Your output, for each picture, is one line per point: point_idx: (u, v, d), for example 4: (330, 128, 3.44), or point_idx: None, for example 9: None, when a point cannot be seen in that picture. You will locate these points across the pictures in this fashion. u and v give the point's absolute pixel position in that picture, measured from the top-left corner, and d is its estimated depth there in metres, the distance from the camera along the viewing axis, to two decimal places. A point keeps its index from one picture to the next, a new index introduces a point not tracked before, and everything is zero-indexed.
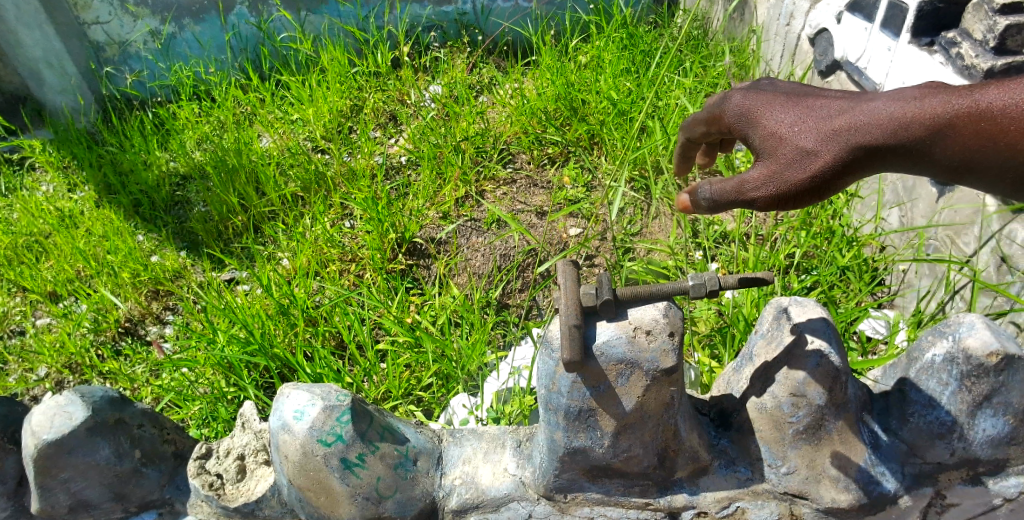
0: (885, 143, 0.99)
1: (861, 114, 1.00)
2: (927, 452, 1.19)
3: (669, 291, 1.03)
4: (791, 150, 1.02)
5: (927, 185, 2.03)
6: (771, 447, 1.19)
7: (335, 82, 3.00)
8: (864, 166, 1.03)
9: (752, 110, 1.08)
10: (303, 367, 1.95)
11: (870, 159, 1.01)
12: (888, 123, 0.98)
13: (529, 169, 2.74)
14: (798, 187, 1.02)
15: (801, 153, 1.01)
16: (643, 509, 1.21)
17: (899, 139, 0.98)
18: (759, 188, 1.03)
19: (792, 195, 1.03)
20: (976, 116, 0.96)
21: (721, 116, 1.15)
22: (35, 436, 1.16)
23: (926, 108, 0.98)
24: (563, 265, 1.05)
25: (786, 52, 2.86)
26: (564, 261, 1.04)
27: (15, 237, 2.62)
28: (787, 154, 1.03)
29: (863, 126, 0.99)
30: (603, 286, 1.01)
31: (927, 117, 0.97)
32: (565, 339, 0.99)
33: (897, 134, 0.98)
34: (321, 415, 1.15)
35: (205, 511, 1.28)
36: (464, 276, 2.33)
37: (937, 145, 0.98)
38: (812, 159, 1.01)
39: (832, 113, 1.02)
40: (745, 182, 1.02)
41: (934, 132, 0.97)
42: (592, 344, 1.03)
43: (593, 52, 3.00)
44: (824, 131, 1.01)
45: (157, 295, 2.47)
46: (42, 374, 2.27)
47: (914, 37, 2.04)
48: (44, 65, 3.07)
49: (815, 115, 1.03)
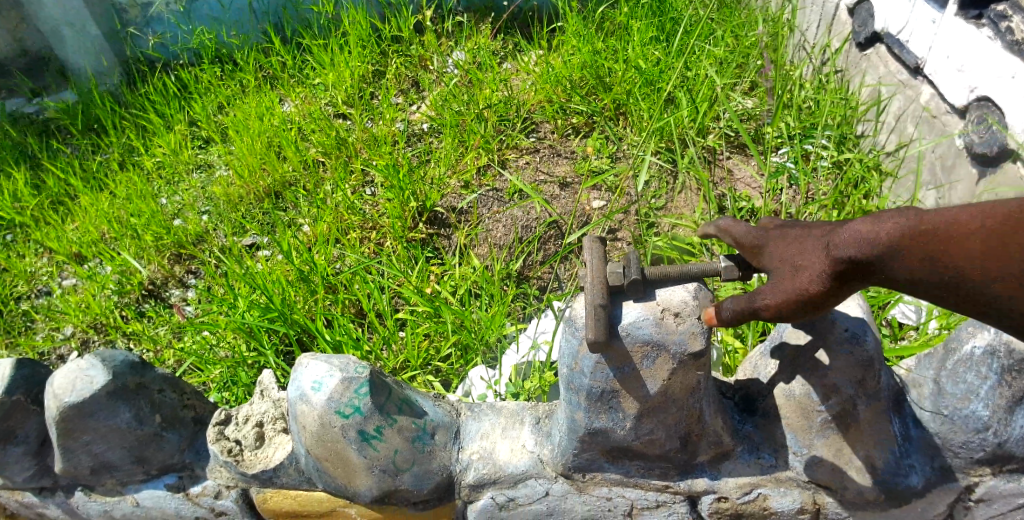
0: (865, 258, 0.84)
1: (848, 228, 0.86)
2: (960, 446, 1.14)
3: (702, 269, 1.00)
4: (782, 269, 0.91)
5: (968, 165, 2.01)
6: (798, 435, 1.17)
7: (357, 46, 2.94)
8: (858, 284, 0.88)
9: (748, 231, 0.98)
10: (322, 334, 1.95)
11: (862, 277, 0.86)
12: (861, 237, 0.84)
13: (553, 139, 2.68)
14: (793, 303, 0.89)
15: (792, 271, 0.89)
16: (662, 491, 1.20)
17: (876, 254, 0.83)
18: (757, 307, 0.91)
19: (791, 312, 0.90)
20: (953, 230, 0.79)
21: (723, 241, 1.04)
22: (57, 399, 1.17)
23: (897, 221, 0.83)
24: (589, 240, 1.00)
25: (824, 22, 2.75)
26: (591, 237, 1.00)
27: (41, 198, 2.64)
28: (779, 273, 0.91)
29: (843, 240, 0.85)
30: (632, 263, 0.97)
31: (899, 230, 0.82)
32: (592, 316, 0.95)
33: (875, 248, 0.83)
34: (339, 386, 1.14)
35: (225, 476, 1.29)
36: (485, 247, 2.30)
37: (924, 261, 0.81)
38: (801, 276, 0.88)
39: (823, 229, 0.90)
40: (746, 298, 0.92)
41: (908, 245, 0.82)
42: (618, 322, 1.00)
43: (621, 20, 2.90)
44: (812, 248, 0.88)
45: (180, 258, 2.47)
46: (68, 334, 2.30)
47: (962, 10, 1.94)
48: (66, 25, 3.06)
49: (806, 233, 0.91)
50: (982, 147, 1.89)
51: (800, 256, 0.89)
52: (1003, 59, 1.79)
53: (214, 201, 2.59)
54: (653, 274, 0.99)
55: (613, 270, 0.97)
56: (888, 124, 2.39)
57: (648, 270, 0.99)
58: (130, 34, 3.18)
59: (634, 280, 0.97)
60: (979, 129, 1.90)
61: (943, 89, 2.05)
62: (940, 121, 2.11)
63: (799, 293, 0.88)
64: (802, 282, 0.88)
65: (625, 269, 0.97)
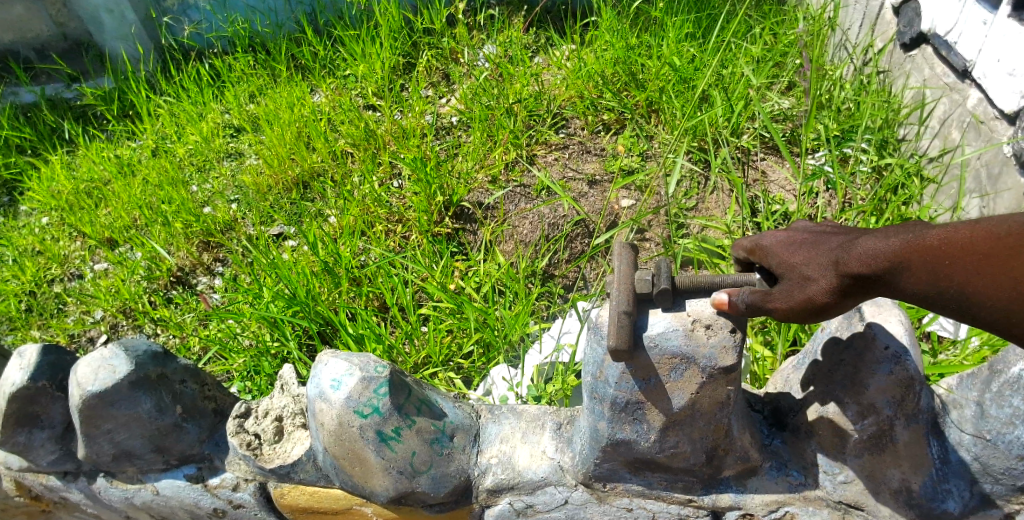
0: (871, 274, 0.83)
1: (854, 244, 0.85)
2: (1001, 473, 1.08)
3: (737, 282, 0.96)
4: (787, 277, 0.90)
5: (1015, 175, 1.92)
6: (829, 454, 1.14)
7: (389, 37, 2.93)
8: (863, 296, 0.88)
9: (761, 236, 0.97)
10: (345, 327, 1.95)
11: (866, 290, 0.86)
12: (865, 252, 0.83)
13: (583, 135, 2.64)
14: (796, 311, 0.89)
15: (797, 281, 0.89)
16: (685, 505, 1.16)
17: (880, 269, 0.83)
18: (764, 306, 0.90)
19: (793, 318, 0.90)
20: (955, 247, 0.79)
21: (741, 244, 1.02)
22: (81, 387, 1.18)
23: (904, 238, 0.82)
24: (620, 246, 0.97)
25: (867, 21, 2.65)
26: (622, 243, 0.97)
27: (76, 183, 2.69)
28: (783, 280, 0.90)
29: (849, 254, 0.85)
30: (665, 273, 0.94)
31: (904, 246, 0.82)
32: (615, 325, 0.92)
33: (879, 265, 0.82)
34: (358, 386, 1.12)
35: (243, 469, 1.29)
36: (511, 244, 2.27)
37: (928, 276, 0.80)
38: (806, 285, 0.88)
39: (832, 242, 0.89)
40: (759, 293, 0.91)
41: (913, 260, 0.81)
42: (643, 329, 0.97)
43: (657, 15, 2.82)
44: (818, 260, 0.88)
45: (208, 246, 2.49)
46: (98, 318, 2.34)
47: (1015, 11, 1.85)
48: (105, 13, 3.12)
49: (816, 242, 0.90)
50: None
51: (806, 266, 0.88)
52: None
53: (243, 190, 2.60)
54: (687, 285, 0.96)
55: (642, 278, 0.93)
56: (932, 128, 2.30)
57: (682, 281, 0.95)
58: (166, 22, 3.20)
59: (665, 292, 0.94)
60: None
61: (991, 94, 1.97)
62: (987, 127, 2.03)
63: (804, 302, 0.88)
64: (808, 292, 0.87)
65: (657, 279, 0.94)
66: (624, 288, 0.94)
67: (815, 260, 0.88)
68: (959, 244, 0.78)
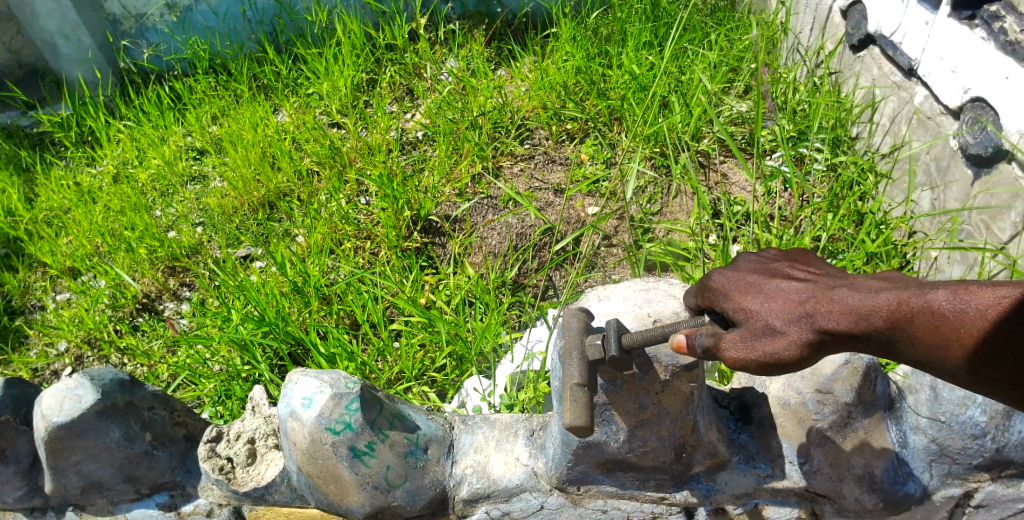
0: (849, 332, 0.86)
1: (831, 301, 0.87)
2: (958, 452, 1.14)
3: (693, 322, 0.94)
4: (755, 327, 0.89)
5: (963, 167, 2.00)
6: (794, 444, 1.17)
7: (352, 54, 2.93)
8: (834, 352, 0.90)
9: (720, 281, 0.96)
10: (316, 346, 1.94)
11: (840, 347, 0.88)
12: (852, 311, 0.86)
13: (547, 145, 2.68)
14: (765, 364, 0.89)
15: (768, 331, 0.88)
16: (658, 503, 1.19)
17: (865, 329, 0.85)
18: (721, 351, 0.90)
19: (759, 371, 0.90)
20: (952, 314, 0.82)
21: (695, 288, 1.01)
22: (45, 420, 1.16)
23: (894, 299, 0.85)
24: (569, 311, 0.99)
25: (816, 25, 2.74)
26: (574, 310, 1.00)
27: (34, 212, 2.63)
28: (752, 330, 0.89)
29: (828, 311, 0.87)
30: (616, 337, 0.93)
31: (895, 306, 0.85)
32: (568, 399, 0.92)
33: (863, 325, 0.85)
34: (329, 403, 1.13)
35: (216, 494, 1.28)
36: (480, 255, 2.29)
37: (913, 339, 0.84)
38: (778, 339, 0.88)
39: (802, 294, 0.89)
40: (715, 336, 0.90)
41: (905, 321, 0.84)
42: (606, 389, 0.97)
43: (616, 25, 2.88)
44: (791, 314, 0.88)
45: (174, 271, 2.46)
46: (62, 349, 2.29)
47: (955, 11, 1.93)
48: (61, 38, 3.04)
49: (783, 291, 0.90)
50: (977, 148, 1.88)
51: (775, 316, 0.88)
52: (997, 60, 1.77)
53: (208, 213, 2.57)
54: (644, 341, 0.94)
55: (592, 343, 0.95)
56: (883, 125, 2.38)
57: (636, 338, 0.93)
58: (124, 45, 3.16)
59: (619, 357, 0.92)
60: (973, 130, 1.90)
61: (936, 90, 2.05)
62: (933, 122, 2.11)
63: (769, 355, 0.88)
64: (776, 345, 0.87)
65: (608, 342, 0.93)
66: (574, 357, 0.94)
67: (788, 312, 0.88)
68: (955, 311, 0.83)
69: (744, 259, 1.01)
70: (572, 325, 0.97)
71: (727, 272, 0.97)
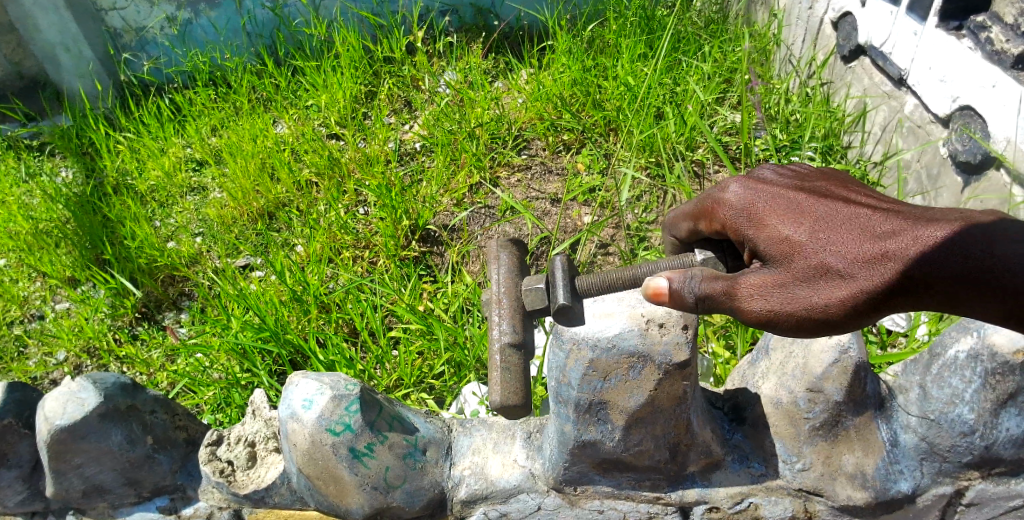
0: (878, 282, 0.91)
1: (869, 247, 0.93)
2: (948, 450, 1.17)
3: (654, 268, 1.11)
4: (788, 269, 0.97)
5: (953, 174, 2.04)
6: (787, 443, 1.19)
7: (350, 67, 2.96)
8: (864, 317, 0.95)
9: (754, 207, 1.04)
10: (316, 354, 1.95)
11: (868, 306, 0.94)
12: (885, 259, 0.91)
13: (544, 155, 2.71)
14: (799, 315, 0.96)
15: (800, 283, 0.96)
16: (654, 502, 1.21)
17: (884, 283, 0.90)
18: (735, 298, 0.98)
19: (787, 326, 0.98)
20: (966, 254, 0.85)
21: (712, 208, 1.10)
22: (48, 422, 1.18)
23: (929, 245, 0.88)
24: (500, 257, 1.23)
25: (808, 36, 2.77)
26: (505, 257, 1.23)
27: (34, 222, 2.65)
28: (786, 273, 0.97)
29: (866, 258, 0.92)
30: (562, 283, 1.10)
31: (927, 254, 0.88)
32: (501, 347, 1.14)
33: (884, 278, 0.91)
34: (330, 404, 1.15)
35: (216, 497, 1.31)
36: (478, 264, 2.32)
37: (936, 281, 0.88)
38: (810, 290, 0.96)
39: (840, 236, 0.95)
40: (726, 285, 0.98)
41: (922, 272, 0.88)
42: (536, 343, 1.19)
43: (610, 37, 2.92)
44: (828, 255, 0.95)
45: (174, 280, 2.48)
46: (61, 358, 2.31)
47: (942, 21, 1.98)
48: (62, 50, 3.06)
49: (821, 226, 0.97)
50: (966, 155, 1.92)
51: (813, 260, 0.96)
52: (983, 68, 1.81)
53: (208, 223, 2.60)
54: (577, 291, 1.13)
55: (528, 291, 1.15)
56: (875, 134, 2.41)
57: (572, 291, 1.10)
58: (124, 58, 3.20)
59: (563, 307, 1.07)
60: (961, 139, 1.94)
61: (925, 99, 2.09)
62: (923, 131, 2.14)
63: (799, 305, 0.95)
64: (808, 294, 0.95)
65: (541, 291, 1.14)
66: (508, 310, 1.18)
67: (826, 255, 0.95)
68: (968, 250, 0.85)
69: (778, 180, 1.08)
70: (505, 283, 1.21)
71: (760, 198, 1.04)
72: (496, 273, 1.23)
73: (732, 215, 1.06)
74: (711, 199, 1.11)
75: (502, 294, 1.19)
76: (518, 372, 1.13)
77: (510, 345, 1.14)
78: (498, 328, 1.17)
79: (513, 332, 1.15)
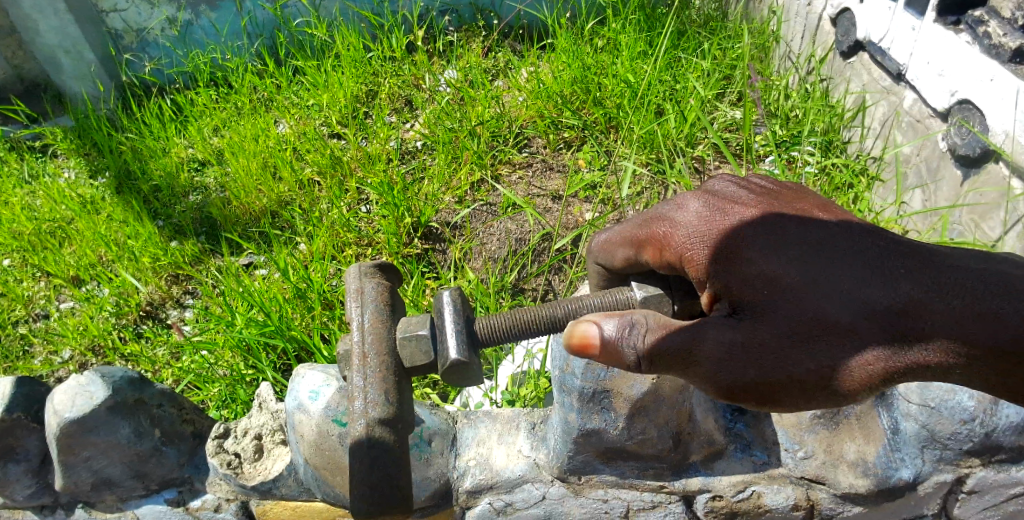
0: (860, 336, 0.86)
1: (853, 289, 0.87)
2: (948, 438, 1.21)
3: (575, 302, 1.12)
4: (756, 320, 0.88)
5: (952, 167, 2.05)
6: (789, 432, 1.25)
7: (350, 67, 2.97)
8: (844, 388, 0.87)
9: (711, 240, 0.96)
10: (320, 350, 1.96)
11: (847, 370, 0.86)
12: (873, 308, 0.86)
13: (545, 153, 2.73)
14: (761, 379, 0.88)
15: (766, 340, 0.87)
16: (658, 491, 1.24)
17: (870, 336, 0.86)
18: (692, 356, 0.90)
19: (751, 390, 0.89)
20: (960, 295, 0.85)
21: (665, 238, 1.01)
22: (57, 415, 1.19)
23: (918, 284, 0.86)
24: (356, 298, 1.04)
25: (807, 33, 2.78)
26: (362, 304, 1.03)
27: (38, 223, 2.66)
28: (751, 325, 0.88)
29: (860, 303, 0.87)
30: (451, 334, 1.07)
31: (923, 296, 0.85)
32: (371, 425, 0.89)
33: (870, 333, 0.86)
34: (336, 395, 1.19)
35: (224, 489, 1.32)
36: (480, 260, 2.33)
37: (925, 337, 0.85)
38: (779, 350, 0.87)
39: (822, 275, 0.88)
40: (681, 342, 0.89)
41: (918, 323, 0.85)
42: (412, 415, 0.97)
43: (610, 35, 2.92)
44: (799, 300, 0.87)
45: (178, 278, 2.50)
46: (66, 357, 2.32)
47: (940, 16, 1.99)
48: (62, 52, 3.07)
49: (791, 265, 0.89)
50: (965, 149, 1.93)
51: (784, 310, 0.88)
52: (981, 62, 1.82)
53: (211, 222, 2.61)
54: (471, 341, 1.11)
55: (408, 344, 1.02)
56: (874, 129, 2.42)
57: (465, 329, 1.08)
58: (126, 59, 3.22)
59: (458, 360, 1.04)
60: (960, 132, 1.95)
61: (924, 94, 2.10)
62: (923, 125, 2.15)
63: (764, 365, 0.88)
64: (775, 352, 0.87)
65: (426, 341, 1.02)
66: (379, 372, 0.95)
67: (797, 303, 0.87)
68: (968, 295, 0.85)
69: (738, 205, 0.99)
70: (371, 331, 1.00)
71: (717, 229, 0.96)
72: (358, 314, 1.03)
73: (687, 246, 0.97)
74: (660, 226, 1.02)
75: (369, 348, 0.98)
76: (394, 459, 0.90)
77: (385, 422, 0.91)
78: (368, 400, 0.91)
79: (384, 403, 0.92)
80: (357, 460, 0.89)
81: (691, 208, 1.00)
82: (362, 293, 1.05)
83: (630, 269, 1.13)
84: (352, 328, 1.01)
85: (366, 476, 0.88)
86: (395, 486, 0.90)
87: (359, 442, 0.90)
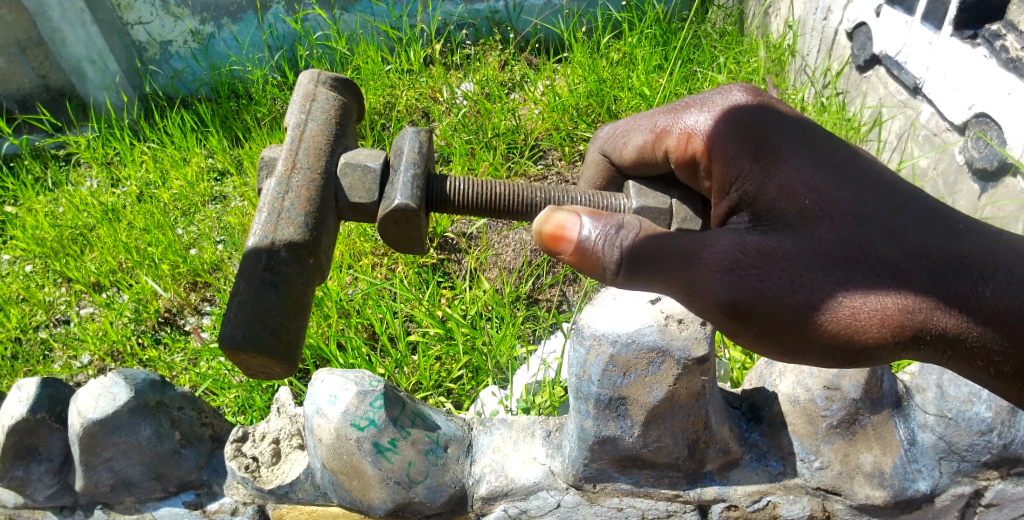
0: (898, 266, 0.95)
1: (893, 221, 0.98)
2: (966, 449, 1.23)
3: (562, 194, 1.27)
4: (791, 231, 0.98)
5: (970, 181, 2.03)
6: (804, 441, 1.27)
7: (368, 80, 2.98)
8: (867, 324, 0.94)
9: (737, 137, 1.11)
10: (335, 357, 1.97)
11: (873, 305, 0.94)
12: (913, 250, 0.95)
13: (561, 166, 2.74)
14: (789, 296, 0.95)
15: (797, 252, 0.96)
16: (672, 500, 1.27)
17: (909, 276, 0.94)
18: (698, 255, 0.98)
19: (777, 307, 0.96)
20: (1000, 250, 0.94)
21: (690, 135, 1.18)
22: (81, 416, 1.22)
23: (966, 241, 0.95)
24: (304, 102, 1.12)
25: (823, 47, 2.78)
26: (304, 110, 1.11)
27: (61, 229, 2.69)
28: (785, 239, 0.98)
29: (903, 235, 0.96)
30: (403, 180, 1.15)
31: (966, 250, 0.94)
32: (277, 244, 0.96)
33: (905, 266, 0.95)
34: (354, 400, 1.21)
35: (241, 492, 1.34)
36: (495, 271, 2.30)
37: (954, 292, 0.92)
38: (808, 269, 0.96)
39: (866, 204, 0.99)
40: (682, 245, 0.99)
41: (959, 277, 0.93)
42: (322, 260, 1.04)
43: (626, 48, 2.93)
44: (841, 219, 0.98)
45: (196, 286, 2.52)
46: (86, 361, 2.36)
47: (957, 30, 1.99)
48: (88, 63, 3.12)
49: (837, 185, 1.01)
50: (982, 162, 1.92)
51: (823, 227, 0.97)
52: (999, 76, 1.83)
53: (229, 231, 2.63)
54: (428, 194, 1.22)
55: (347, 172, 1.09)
56: (891, 142, 2.41)
57: (421, 176, 1.17)
58: (148, 71, 3.26)
59: (405, 206, 1.12)
60: (978, 145, 1.94)
61: (941, 106, 2.08)
62: (940, 138, 2.14)
63: (795, 281, 0.95)
64: (812, 272, 0.95)
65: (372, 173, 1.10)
66: (304, 187, 1.03)
67: (837, 224, 0.97)
68: (1009, 254, 0.93)
69: (775, 106, 1.14)
70: (308, 142, 1.07)
71: (755, 125, 1.10)
72: (300, 120, 1.09)
73: (716, 141, 1.13)
74: (688, 118, 1.20)
75: (301, 159, 1.05)
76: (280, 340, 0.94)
77: (293, 303, 0.97)
78: (282, 216, 0.99)
79: (302, 232, 0.99)
80: (249, 278, 0.93)
81: (725, 103, 1.17)
82: (312, 100, 1.13)
83: (640, 169, 1.28)
84: (289, 133, 1.08)
85: (254, 302, 0.93)
86: (281, 332, 0.94)
87: (257, 260, 0.94)
